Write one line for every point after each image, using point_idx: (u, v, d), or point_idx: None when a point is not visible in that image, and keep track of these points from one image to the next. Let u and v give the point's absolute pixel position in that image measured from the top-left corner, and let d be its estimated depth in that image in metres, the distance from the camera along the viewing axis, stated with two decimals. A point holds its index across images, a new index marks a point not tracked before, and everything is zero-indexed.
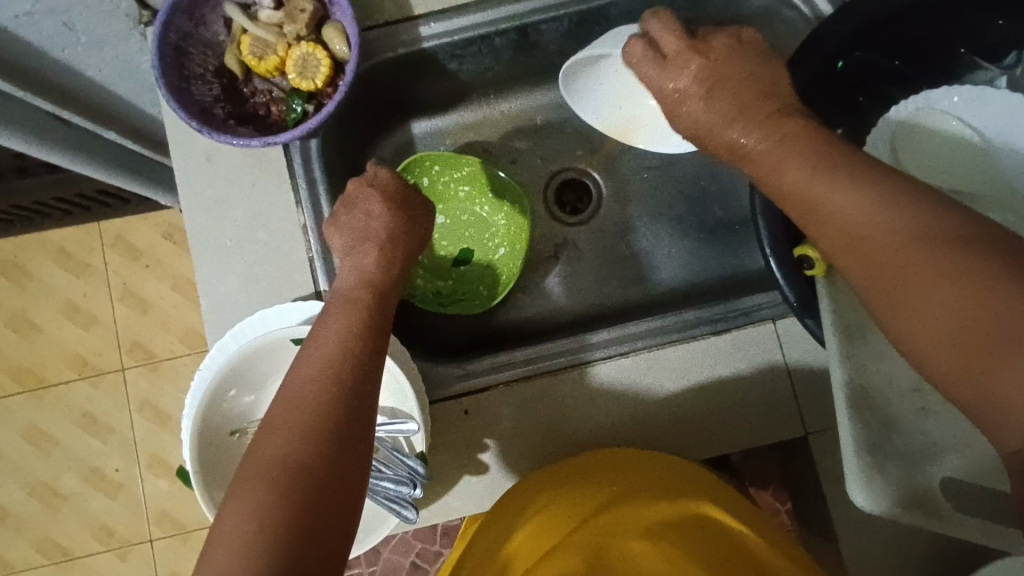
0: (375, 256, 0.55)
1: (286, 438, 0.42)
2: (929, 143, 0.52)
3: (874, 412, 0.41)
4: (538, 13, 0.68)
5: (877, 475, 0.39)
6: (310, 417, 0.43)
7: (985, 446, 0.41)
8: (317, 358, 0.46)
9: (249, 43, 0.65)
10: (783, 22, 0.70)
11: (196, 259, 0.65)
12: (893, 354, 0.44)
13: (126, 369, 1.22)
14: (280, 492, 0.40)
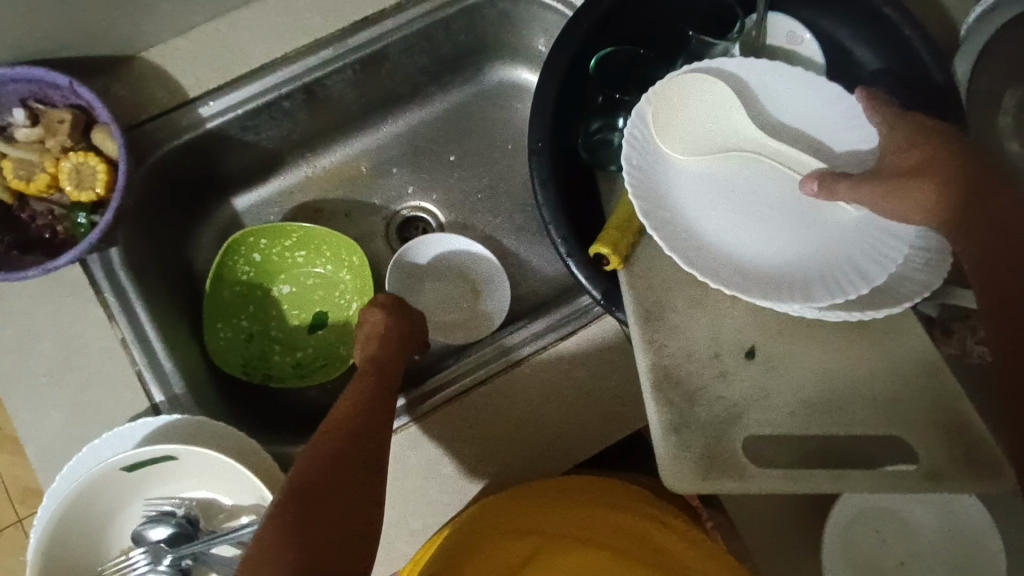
0: (379, 348, 0.59)
1: (307, 464, 0.48)
2: (689, 118, 0.49)
3: (677, 390, 0.43)
4: (318, 70, 0.67)
5: (681, 451, 0.41)
6: (329, 450, 0.49)
7: (778, 399, 0.44)
8: (342, 409, 0.53)
9: (12, 167, 0.61)
10: (554, 25, 0.72)
11: (11, 404, 0.60)
12: (687, 329, 0.46)
13: (22, 521, 1.12)
14: (314, 512, 0.45)
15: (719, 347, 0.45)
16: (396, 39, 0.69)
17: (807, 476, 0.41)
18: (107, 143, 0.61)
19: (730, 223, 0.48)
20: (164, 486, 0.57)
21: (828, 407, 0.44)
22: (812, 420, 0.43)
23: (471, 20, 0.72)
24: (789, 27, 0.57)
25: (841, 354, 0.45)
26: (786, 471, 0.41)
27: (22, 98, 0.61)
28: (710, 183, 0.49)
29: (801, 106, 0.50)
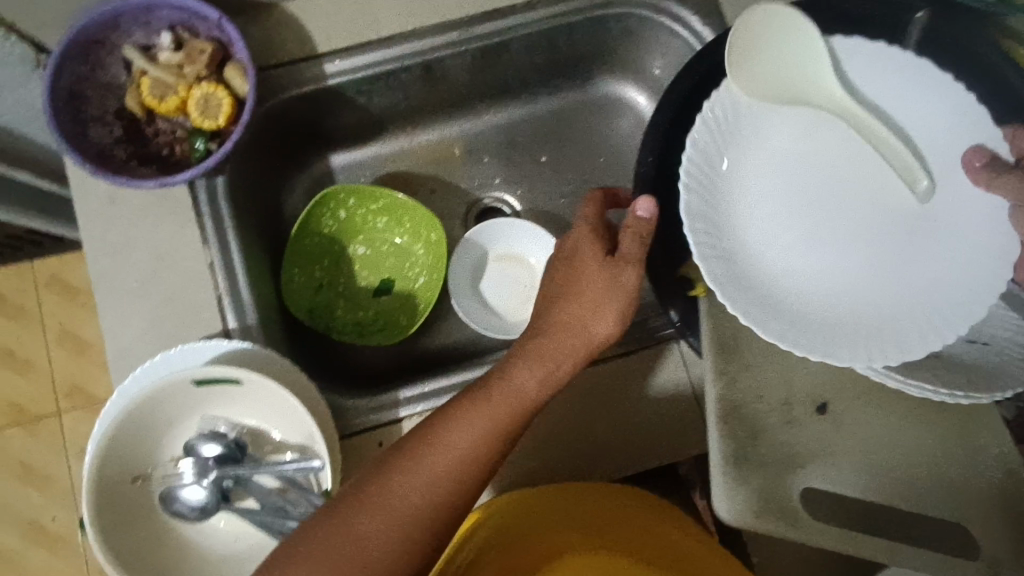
0: (578, 310, 0.57)
1: (429, 494, 0.51)
2: (765, 72, 0.49)
3: (743, 425, 0.43)
4: (441, 50, 0.70)
5: (740, 487, 0.41)
6: (453, 485, 0.51)
7: (840, 457, 0.43)
8: (474, 442, 0.52)
9: (149, 84, 0.65)
10: (673, 49, 0.73)
11: (99, 303, 0.64)
12: (761, 370, 0.46)
13: (62, 414, 1.19)
14: (412, 539, 0.50)
15: (790, 394, 0.45)
16: (518, 35, 0.71)
17: (863, 541, 0.40)
18: (237, 79, 0.65)
19: (776, 242, 0.48)
20: (221, 408, 0.60)
21: (890, 475, 0.43)
22: (874, 487, 0.43)
23: (593, 30, 0.73)
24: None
25: (915, 427, 0.44)
26: (843, 529, 0.40)
27: (171, 24, 0.65)
28: (777, 184, 0.49)
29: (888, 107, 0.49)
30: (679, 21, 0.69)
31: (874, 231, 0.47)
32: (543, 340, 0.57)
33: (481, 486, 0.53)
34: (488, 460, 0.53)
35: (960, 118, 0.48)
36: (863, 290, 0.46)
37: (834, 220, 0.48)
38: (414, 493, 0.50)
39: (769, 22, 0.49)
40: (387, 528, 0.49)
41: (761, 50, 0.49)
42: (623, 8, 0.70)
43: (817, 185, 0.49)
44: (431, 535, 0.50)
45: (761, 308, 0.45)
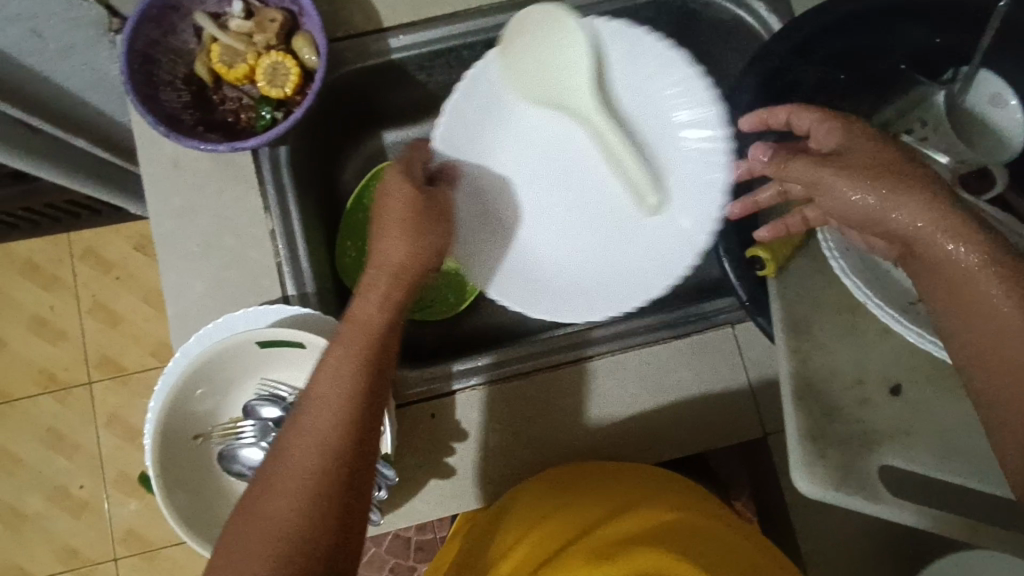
0: (396, 248, 0.52)
1: (310, 450, 0.42)
2: (524, 57, 0.59)
3: (817, 401, 0.44)
4: (504, 28, 0.70)
5: (815, 462, 0.41)
6: (330, 427, 0.43)
7: (916, 437, 0.43)
8: (343, 379, 0.45)
9: (220, 51, 0.66)
10: (734, 37, 0.73)
11: (162, 264, 0.65)
12: (832, 350, 0.46)
13: (93, 383, 1.21)
14: (315, 504, 0.41)
15: (862, 374, 0.45)
16: (583, 17, 0.71)
17: (943, 518, 0.40)
18: (306, 49, 0.65)
19: (609, 203, 0.65)
20: (281, 371, 0.61)
21: (971, 455, 0.43)
22: (954, 467, 0.42)
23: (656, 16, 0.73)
24: (995, 90, 0.55)
25: None
26: (921, 506, 0.40)
27: None
28: (535, 172, 0.66)
29: (639, 107, 0.62)
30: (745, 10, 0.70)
31: (592, 215, 0.66)
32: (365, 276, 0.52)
33: (371, 426, 0.45)
34: (366, 384, 0.46)
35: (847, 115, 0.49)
36: (644, 232, 0.63)
37: (659, 183, 0.62)
38: (296, 457, 0.42)
39: (537, 23, 0.58)
40: (281, 508, 0.41)
41: (562, 70, 0.60)
42: None
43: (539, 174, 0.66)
44: (341, 486, 0.42)
45: (578, 258, 0.65)
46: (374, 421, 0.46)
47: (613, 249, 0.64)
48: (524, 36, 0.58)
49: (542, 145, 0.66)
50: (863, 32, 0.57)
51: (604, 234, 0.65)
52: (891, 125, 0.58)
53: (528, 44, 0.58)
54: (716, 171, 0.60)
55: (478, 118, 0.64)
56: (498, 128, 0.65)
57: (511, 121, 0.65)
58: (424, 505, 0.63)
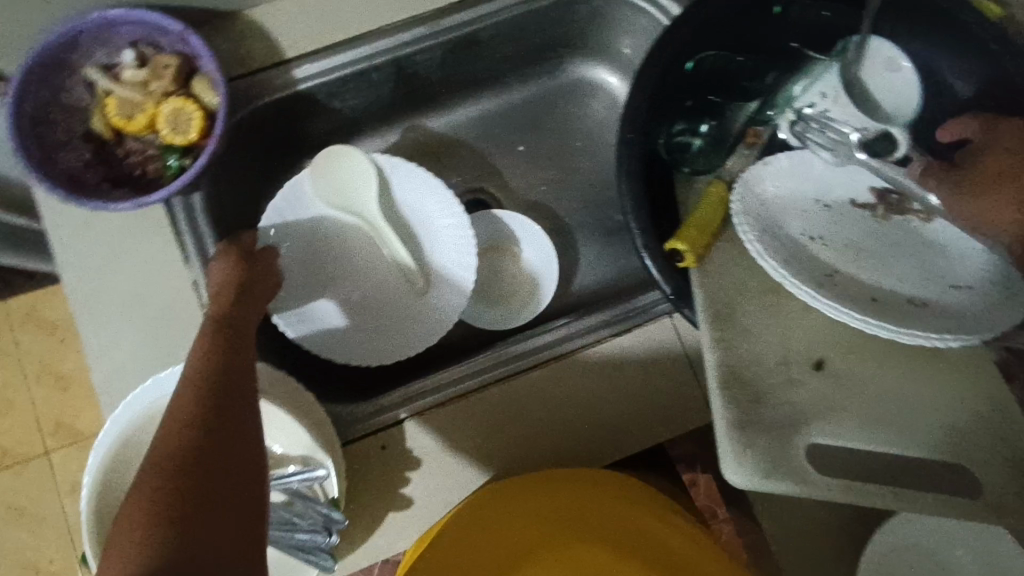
0: (243, 275, 0.59)
1: (193, 390, 0.45)
2: (336, 171, 0.72)
3: (745, 389, 0.44)
4: (410, 45, 0.69)
5: (747, 450, 0.42)
6: (207, 373, 0.47)
7: (842, 414, 0.44)
8: (208, 349, 0.50)
9: (115, 104, 0.64)
10: (640, 28, 0.73)
11: (82, 331, 0.62)
12: (756, 334, 0.47)
13: (50, 453, 1.16)
14: (209, 421, 0.43)
15: (787, 354, 0.46)
16: (488, 24, 0.70)
17: (872, 492, 0.41)
18: (206, 91, 0.64)
19: (386, 293, 0.74)
20: None
21: (892, 425, 0.44)
22: (878, 437, 0.44)
23: (562, 15, 0.73)
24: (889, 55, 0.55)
25: (912, 376, 0.46)
26: (852, 483, 0.41)
27: (133, 41, 0.63)
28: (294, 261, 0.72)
29: (412, 211, 0.74)
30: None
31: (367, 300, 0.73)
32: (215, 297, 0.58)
33: (248, 376, 0.49)
34: (225, 355, 0.49)
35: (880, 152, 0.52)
36: (429, 308, 0.72)
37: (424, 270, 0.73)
38: (183, 398, 0.44)
39: (340, 157, 0.72)
40: (172, 430, 0.41)
41: (337, 177, 0.72)
42: None
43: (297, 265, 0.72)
44: (215, 400, 0.44)
45: (347, 335, 0.70)
46: (245, 377, 0.48)
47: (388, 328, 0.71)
48: (325, 165, 0.72)
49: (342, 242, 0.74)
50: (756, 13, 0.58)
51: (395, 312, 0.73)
52: (795, 99, 0.58)
53: (337, 169, 0.72)
54: (471, 256, 0.72)
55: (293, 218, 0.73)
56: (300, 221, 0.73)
57: (313, 221, 0.73)
58: (385, 539, 0.62)
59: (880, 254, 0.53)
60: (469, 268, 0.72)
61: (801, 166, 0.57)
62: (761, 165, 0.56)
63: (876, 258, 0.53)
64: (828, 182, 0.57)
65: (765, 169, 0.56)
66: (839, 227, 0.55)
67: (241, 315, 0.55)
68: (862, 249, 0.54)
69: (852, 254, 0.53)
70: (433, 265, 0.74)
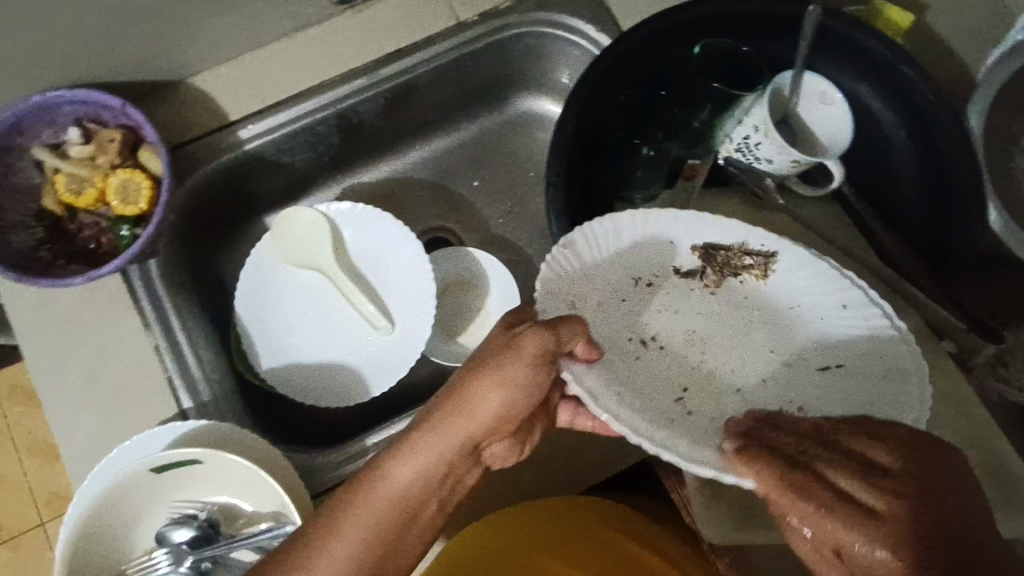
0: (507, 386, 0.49)
1: (349, 560, 0.44)
2: (293, 229, 0.74)
3: None
4: (350, 98, 0.71)
5: (715, 508, 0.56)
6: (378, 531, 0.45)
7: None
8: (423, 468, 0.48)
9: (64, 180, 0.65)
10: (575, 59, 0.75)
11: (48, 409, 0.62)
12: None
13: (45, 524, 1.15)
14: None
15: None
16: (425, 70, 0.73)
17: None
18: (152, 161, 0.65)
19: (351, 332, 0.74)
20: (186, 491, 0.59)
21: None
22: None
23: (497, 53, 0.75)
24: (822, 87, 0.58)
25: None
26: None
27: (77, 118, 0.65)
28: (263, 313, 0.73)
29: (376, 255, 0.76)
30: (575, 32, 0.72)
31: (333, 336, 0.74)
32: (455, 406, 0.49)
33: (416, 527, 0.48)
34: (415, 502, 0.47)
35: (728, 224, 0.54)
36: (392, 344, 0.73)
37: (382, 308, 0.74)
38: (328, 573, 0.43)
39: (302, 221, 0.74)
40: None
41: (297, 238, 0.74)
42: (521, 28, 0.72)
43: (260, 316, 0.73)
44: None
45: (319, 380, 0.73)
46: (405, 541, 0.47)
47: (355, 360, 0.73)
48: (285, 231, 0.73)
49: (304, 292, 0.75)
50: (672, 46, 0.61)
51: (358, 345, 0.74)
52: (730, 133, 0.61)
53: (292, 230, 0.74)
54: (426, 282, 0.74)
55: (259, 286, 0.74)
56: (264, 282, 0.74)
57: (282, 280, 0.75)
58: None
59: (723, 345, 0.54)
60: (427, 288, 0.74)
61: (612, 235, 0.55)
62: (555, 289, 0.52)
63: (711, 349, 0.54)
64: (661, 246, 0.55)
65: (589, 235, 0.54)
66: (682, 312, 0.55)
67: (450, 448, 0.49)
68: (703, 342, 0.54)
69: (700, 369, 0.54)
70: (390, 300, 0.75)
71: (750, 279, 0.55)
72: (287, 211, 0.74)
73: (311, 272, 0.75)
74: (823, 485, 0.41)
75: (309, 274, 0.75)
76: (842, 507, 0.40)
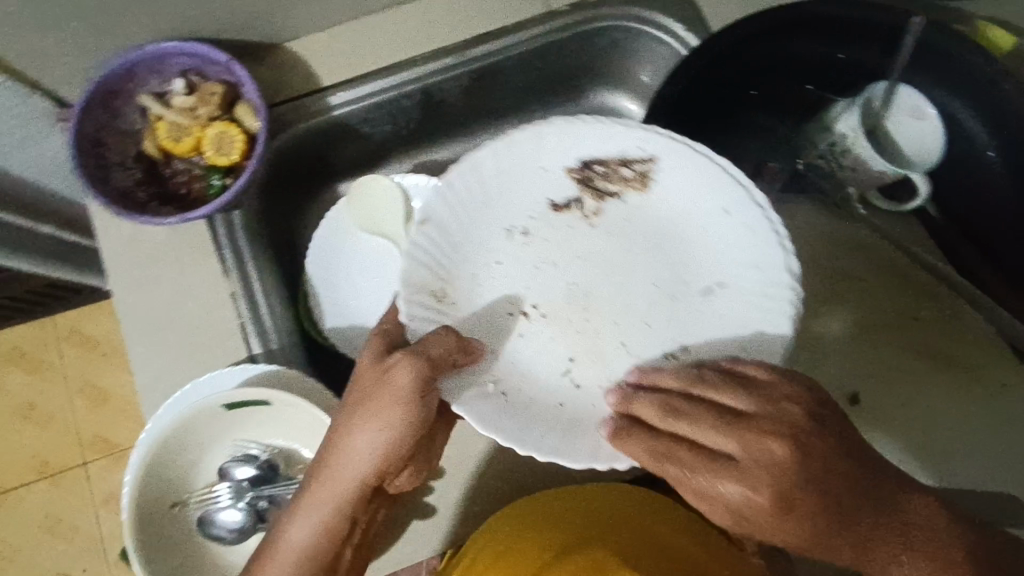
0: (385, 435, 0.49)
1: None
2: (370, 197, 0.77)
3: None
4: (438, 74, 0.73)
5: None
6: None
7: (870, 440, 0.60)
8: (315, 520, 0.51)
9: (165, 128, 0.68)
10: (659, 57, 0.76)
11: (129, 340, 0.66)
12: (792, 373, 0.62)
13: (88, 464, 1.20)
14: None
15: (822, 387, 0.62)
16: (513, 54, 0.74)
17: None
18: (248, 116, 0.68)
19: None
20: (250, 432, 0.61)
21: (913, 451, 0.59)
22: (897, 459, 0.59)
23: (582, 44, 0.76)
24: (915, 100, 0.58)
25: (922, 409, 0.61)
26: None
27: (183, 69, 0.68)
28: (334, 275, 0.76)
29: None
30: (664, 30, 0.73)
31: None
32: (328, 457, 0.50)
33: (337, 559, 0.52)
34: (326, 547, 0.51)
35: (644, 143, 0.54)
36: None
37: None
38: None
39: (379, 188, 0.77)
40: None
41: (373, 205, 0.77)
42: (609, 21, 0.74)
43: (330, 277, 0.76)
44: None
45: None
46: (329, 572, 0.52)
47: None
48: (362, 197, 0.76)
49: (372, 258, 0.77)
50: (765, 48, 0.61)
51: None
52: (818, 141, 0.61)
53: (369, 197, 0.77)
54: None
55: (332, 248, 0.77)
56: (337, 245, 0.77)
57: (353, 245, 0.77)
58: (413, 550, 0.63)
59: (608, 287, 0.54)
60: None
61: (456, 220, 0.53)
62: (421, 291, 0.51)
63: (610, 272, 0.54)
64: (520, 190, 0.55)
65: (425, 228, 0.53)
66: (558, 243, 0.54)
67: (350, 494, 0.51)
68: (586, 289, 0.54)
69: (591, 323, 0.53)
70: None
71: (633, 193, 0.55)
72: (366, 177, 0.77)
73: (382, 239, 0.77)
74: (686, 448, 0.43)
75: (380, 240, 0.78)
76: (711, 461, 0.42)
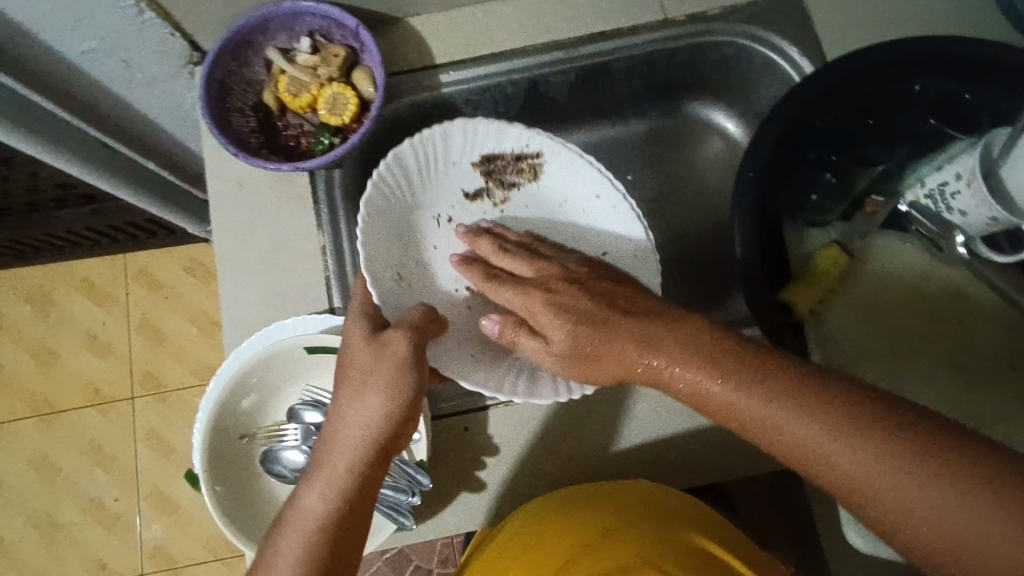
0: (380, 396, 0.52)
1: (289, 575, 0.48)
2: None
3: None
4: (548, 67, 0.75)
5: None
6: (310, 546, 0.49)
7: None
8: (326, 491, 0.51)
9: (286, 82, 0.72)
10: (767, 78, 0.77)
11: (222, 275, 0.69)
12: None
13: (135, 399, 1.25)
14: None
15: None
16: (623, 56, 0.76)
17: None
18: (365, 82, 0.71)
19: None
20: (324, 379, 0.64)
21: None
22: None
23: (692, 57, 0.77)
24: None
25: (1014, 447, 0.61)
26: None
27: (311, 30, 0.72)
28: None
29: None
30: (778, 52, 0.74)
31: None
32: (336, 426, 0.53)
33: (353, 534, 0.51)
34: (341, 518, 0.51)
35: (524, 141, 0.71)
36: None
37: None
38: None
39: None
40: None
41: None
42: (725, 36, 0.74)
43: None
44: None
45: None
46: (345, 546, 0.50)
47: None
48: None
49: None
50: (886, 79, 0.61)
51: None
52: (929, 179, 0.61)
53: None
54: None
55: None
56: None
57: None
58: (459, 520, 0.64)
59: None
60: None
61: (405, 182, 0.70)
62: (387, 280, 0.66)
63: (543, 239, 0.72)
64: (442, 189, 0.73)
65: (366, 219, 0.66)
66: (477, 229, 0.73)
67: (362, 465, 0.52)
68: None
69: None
70: None
71: (525, 181, 0.73)
72: None
73: None
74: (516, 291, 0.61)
75: None
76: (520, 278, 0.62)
